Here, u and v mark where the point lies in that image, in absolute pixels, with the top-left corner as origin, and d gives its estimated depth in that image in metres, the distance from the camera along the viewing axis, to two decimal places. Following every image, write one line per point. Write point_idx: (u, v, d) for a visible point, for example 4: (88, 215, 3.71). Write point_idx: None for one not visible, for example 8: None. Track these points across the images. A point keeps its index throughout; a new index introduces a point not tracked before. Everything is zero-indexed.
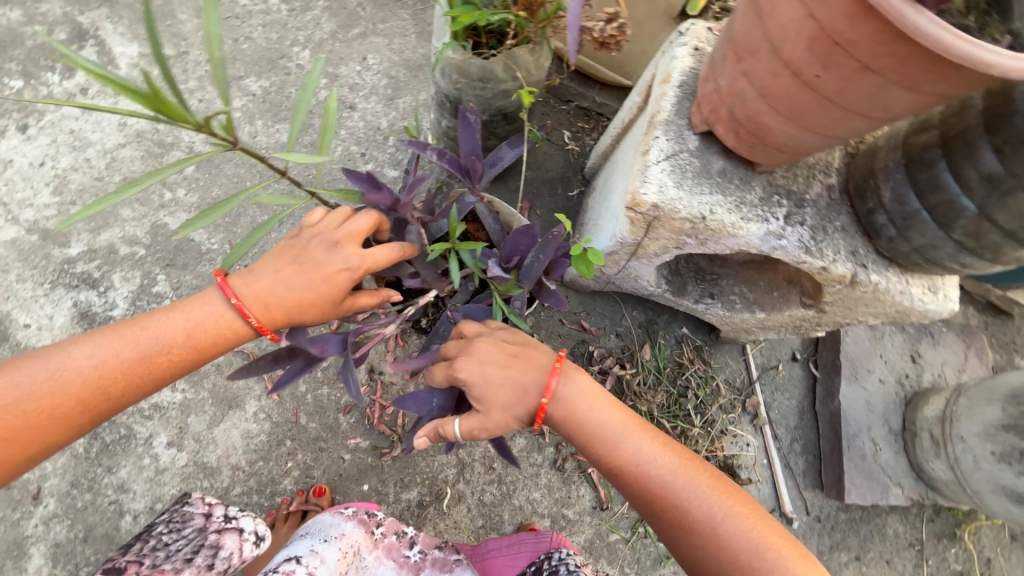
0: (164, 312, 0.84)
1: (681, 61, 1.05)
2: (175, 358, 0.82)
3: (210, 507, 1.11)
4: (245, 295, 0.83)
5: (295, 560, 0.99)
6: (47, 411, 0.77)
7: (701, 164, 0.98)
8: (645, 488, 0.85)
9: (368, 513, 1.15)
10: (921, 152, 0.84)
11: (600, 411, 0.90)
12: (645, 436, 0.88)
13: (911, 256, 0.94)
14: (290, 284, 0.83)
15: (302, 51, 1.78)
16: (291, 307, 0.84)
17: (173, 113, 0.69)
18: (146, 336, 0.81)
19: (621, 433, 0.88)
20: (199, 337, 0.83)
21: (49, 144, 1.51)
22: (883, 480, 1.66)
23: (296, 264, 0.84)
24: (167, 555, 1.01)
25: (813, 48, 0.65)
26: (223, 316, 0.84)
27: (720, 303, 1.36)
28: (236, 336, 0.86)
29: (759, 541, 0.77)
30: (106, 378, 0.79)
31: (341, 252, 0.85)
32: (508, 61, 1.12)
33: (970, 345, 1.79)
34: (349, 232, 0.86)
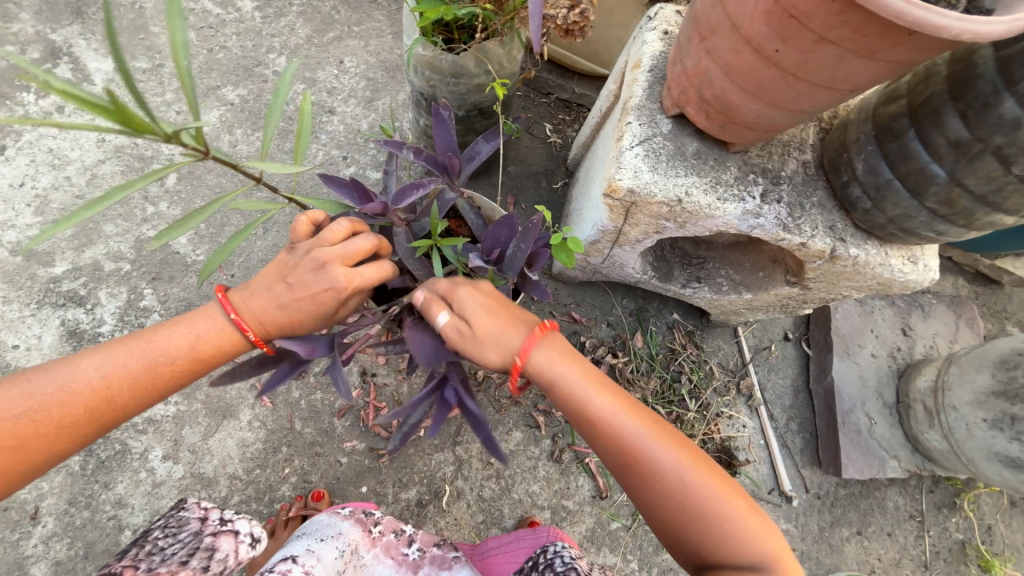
0: (169, 323, 0.84)
1: (651, 46, 1.05)
2: (182, 368, 0.82)
3: (206, 511, 1.08)
4: (244, 311, 0.85)
5: (291, 560, 0.98)
6: (52, 423, 0.75)
7: (675, 148, 0.99)
8: (615, 444, 0.81)
9: (365, 513, 1.15)
10: (890, 122, 0.85)
11: (572, 367, 0.85)
12: (617, 394, 0.84)
13: (887, 227, 0.95)
14: (282, 303, 0.84)
15: (278, 57, 1.78)
16: (284, 323, 0.86)
17: (139, 127, 0.66)
18: (153, 346, 0.81)
19: (593, 389, 0.84)
20: (203, 349, 0.83)
21: (28, 164, 1.51)
22: (880, 453, 1.66)
23: (287, 284, 0.84)
24: (162, 559, 0.95)
25: (771, 23, 0.65)
26: (226, 329, 0.85)
27: (707, 286, 1.37)
28: (238, 348, 0.86)
29: (722, 499, 0.76)
30: (112, 389, 0.78)
31: (330, 273, 0.83)
32: (479, 55, 1.12)
33: (960, 315, 1.80)
34: (339, 254, 0.83)
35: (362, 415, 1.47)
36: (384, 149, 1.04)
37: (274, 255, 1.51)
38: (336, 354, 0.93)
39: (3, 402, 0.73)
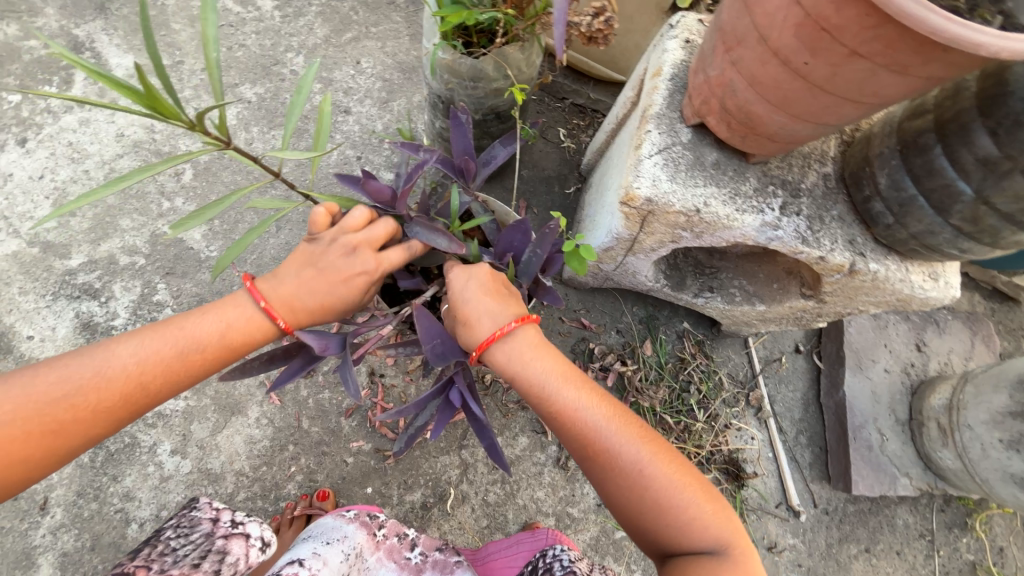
0: (200, 312, 0.83)
1: (672, 54, 1.05)
2: (213, 356, 0.81)
3: (217, 512, 1.12)
4: (272, 298, 0.84)
5: (298, 563, 0.98)
6: (88, 407, 0.74)
7: (694, 157, 0.98)
8: (579, 434, 0.85)
9: (370, 516, 1.16)
10: (916, 136, 0.84)
11: (541, 361, 0.89)
12: (583, 387, 0.89)
13: (908, 243, 0.93)
14: (313, 290, 0.85)
15: (296, 56, 1.79)
16: (315, 310, 0.86)
17: (164, 110, 0.70)
18: (186, 334, 0.80)
19: (560, 383, 0.88)
20: (233, 337, 0.82)
21: (48, 157, 1.53)
22: (891, 470, 1.64)
23: (317, 270, 0.85)
24: (175, 560, 0.99)
25: (801, 35, 0.64)
26: (256, 317, 0.84)
27: (720, 296, 1.35)
28: (268, 337, 0.85)
29: (677, 485, 0.81)
30: (146, 375, 0.77)
31: (360, 257, 0.86)
32: (499, 59, 1.12)
33: (976, 332, 1.78)
34: (367, 239, 0.87)
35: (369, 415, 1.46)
36: (400, 149, 1.03)
37: (286, 253, 1.51)
38: (348, 353, 0.93)
39: (43, 385, 0.73)
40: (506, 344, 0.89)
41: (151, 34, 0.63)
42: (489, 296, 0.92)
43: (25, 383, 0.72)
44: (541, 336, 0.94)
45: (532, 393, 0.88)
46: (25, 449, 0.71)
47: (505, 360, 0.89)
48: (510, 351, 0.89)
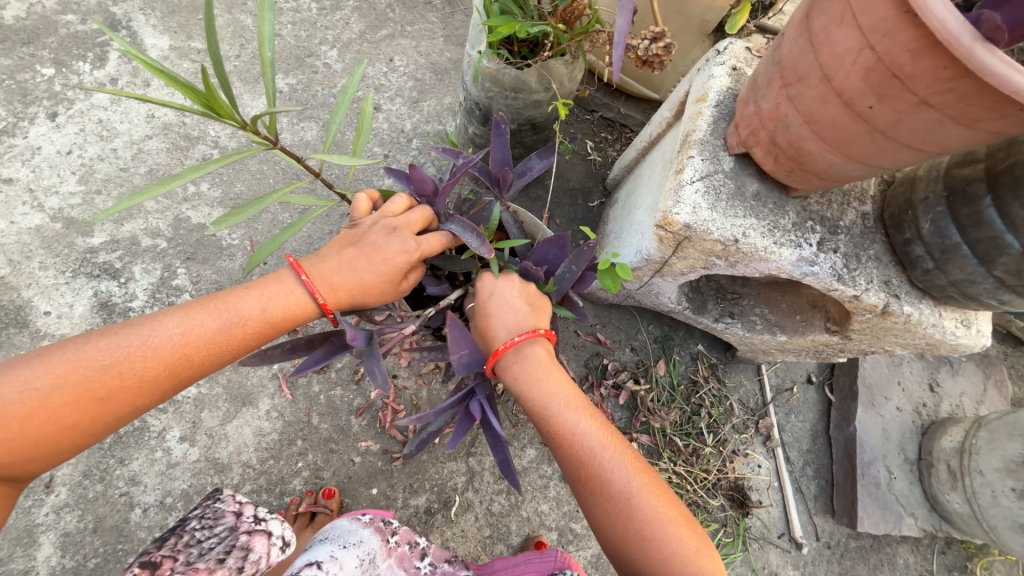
0: (244, 288, 0.82)
1: (719, 81, 1.04)
2: (255, 330, 0.80)
3: (240, 505, 1.12)
4: (314, 273, 0.84)
5: (317, 565, 1.00)
6: (135, 375, 0.73)
7: (735, 187, 0.97)
8: (574, 456, 0.85)
9: (384, 521, 1.16)
10: (965, 185, 0.83)
11: (546, 379, 0.89)
12: (584, 410, 0.88)
13: (947, 289, 0.93)
14: (353, 268, 0.85)
15: (329, 50, 1.79)
16: (354, 288, 0.85)
17: (220, 110, 0.72)
18: (230, 307, 0.79)
19: (562, 403, 0.87)
20: (275, 313, 0.81)
21: (77, 133, 1.52)
22: (897, 509, 1.63)
23: (357, 249, 0.86)
24: (201, 553, 1.02)
25: (870, 80, 0.64)
26: (298, 294, 0.83)
27: (740, 323, 1.35)
28: (308, 314, 0.84)
29: (665, 518, 0.80)
30: (191, 347, 0.76)
31: (399, 237, 0.87)
32: (543, 71, 1.12)
33: (989, 376, 1.77)
34: (406, 222, 0.89)
35: (380, 415, 1.46)
36: (442, 155, 1.01)
37: (308, 246, 1.51)
38: (375, 346, 0.91)
39: (93, 352, 0.72)
40: (514, 357, 0.91)
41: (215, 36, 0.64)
42: (506, 308, 0.94)
43: (75, 350, 0.72)
44: (550, 355, 0.94)
45: (534, 409, 0.88)
46: (73, 415, 0.71)
47: (513, 372, 0.90)
48: (518, 366, 0.90)
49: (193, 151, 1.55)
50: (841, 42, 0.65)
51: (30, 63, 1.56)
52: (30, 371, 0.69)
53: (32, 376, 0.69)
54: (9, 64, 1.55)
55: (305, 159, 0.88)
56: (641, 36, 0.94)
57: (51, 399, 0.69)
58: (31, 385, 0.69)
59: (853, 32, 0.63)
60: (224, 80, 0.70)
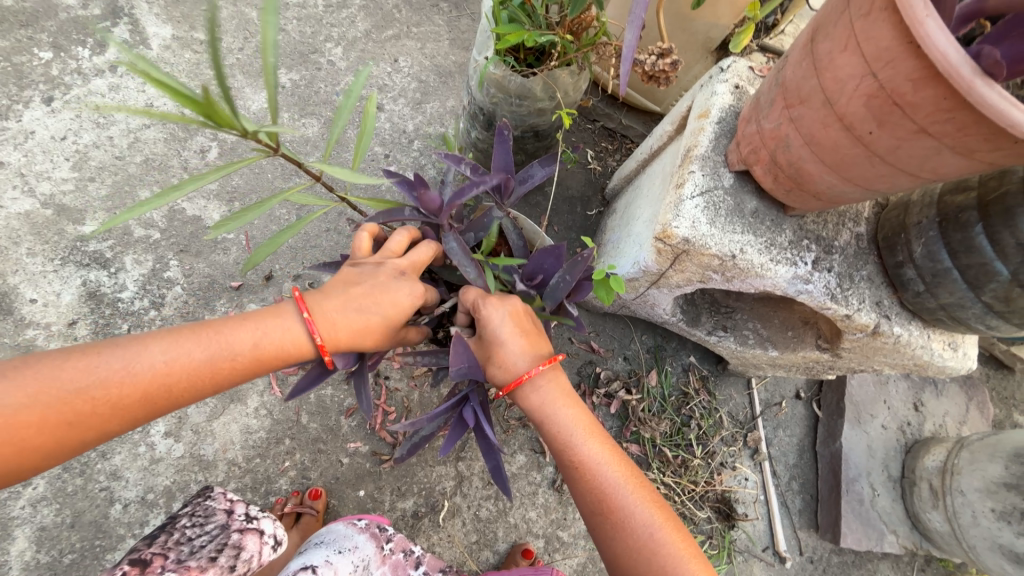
0: (239, 319, 0.79)
1: (721, 98, 1.05)
2: (242, 367, 0.77)
3: (232, 504, 1.11)
4: (315, 312, 0.81)
5: (312, 569, 1.03)
6: (108, 402, 0.71)
7: (734, 204, 0.98)
8: (591, 488, 0.85)
9: (379, 528, 1.19)
10: (957, 212, 0.85)
11: (566, 409, 0.90)
12: (601, 442, 0.89)
13: (936, 312, 0.95)
14: (358, 308, 0.83)
15: (334, 47, 1.78)
16: (358, 330, 0.82)
17: (222, 122, 0.68)
18: (219, 340, 0.76)
19: (580, 434, 0.88)
20: (266, 349, 0.78)
21: (73, 118, 1.50)
22: (879, 526, 1.65)
23: (363, 288, 0.84)
24: (192, 551, 1.00)
25: (871, 106, 0.65)
26: (295, 331, 0.80)
27: (733, 336, 1.36)
28: (302, 354, 0.81)
29: (682, 551, 0.80)
30: (171, 377, 0.74)
31: (407, 281, 0.89)
32: (548, 80, 1.13)
33: (972, 398, 1.80)
34: (412, 265, 0.92)
35: (370, 417, 1.45)
36: (443, 160, 1.00)
37: (305, 244, 1.50)
38: (370, 361, 0.95)
39: (69, 373, 0.70)
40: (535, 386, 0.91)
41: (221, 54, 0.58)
42: (511, 337, 0.91)
43: (52, 368, 0.70)
44: (567, 384, 0.95)
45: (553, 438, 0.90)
46: (38, 436, 0.69)
47: (532, 403, 0.91)
48: (539, 395, 0.91)
49: (191, 143, 1.53)
50: (844, 67, 0.66)
51: (27, 45, 1.53)
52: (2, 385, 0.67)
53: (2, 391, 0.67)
54: (5, 46, 1.52)
55: (307, 165, 0.87)
56: (649, 51, 0.96)
57: (18, 419, 0.67)
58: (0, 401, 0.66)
59: (857, 59, 0.65)
60: (227, 97, 0.65)
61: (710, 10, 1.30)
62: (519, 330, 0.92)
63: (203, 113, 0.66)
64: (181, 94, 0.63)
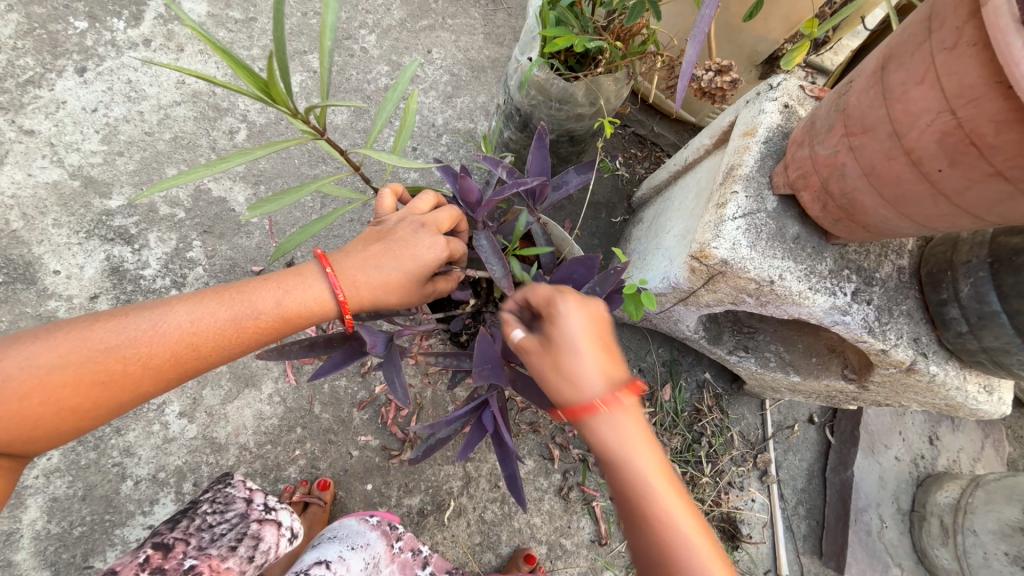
0: (262, 279, 0.77)
1: (770, 117, 1.02)
2: (267, 325, 0.75)
3: (251, 493, 1.11)
4: (340, 267, 0.78)
5: (325, 565, 1.06)
6: (139, 362, 0.70)
7: (776, 228, 0.96)
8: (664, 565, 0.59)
9: (390, 526, 1.20)
10: (1012, 254, 0.82)
11: (643, 454, 0.63)
12: (679, 489, 0.62)
13: (977, 354, 0.92)
14: (378, 264, 0.79)
15: (368, 34, 1.76)
16: (378, 286, 0.79)
17: (275, 96, 0.71)
18: (244, 298, 0.75)
19: (659, 490, 0.61)
20: (290, 307, 0.76)
21: (105, 91, 1.49)
22: (885, 559, 1.63)
23: (383, 245, 0.81)
24: (213, 539, 1.01)
25: (944, 143, 0.63)
26: (318, 289, 0.77)
27: (754, 357, 1.34)
28: (325, 312, 0.78)
29: None
30: (198, 336, 0.72)
31: (428, 234, 0.84)
32: (592, 86, 1.10)
33: (988, 435, 1.77)
34: (434, 220, 0.86)
35: (382, 411, 1.44)
36: (480, 160, 0.96)
37: (328, 233, 1.48)
38: (393, 351, 0.92)
39: (99, 334, 0.69)
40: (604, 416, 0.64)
41: (281, 25, 0.63)
42: (586, 348, 0.68)
43: (82, 330, 0.69)
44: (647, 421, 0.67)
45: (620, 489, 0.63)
46: (73, 398, 0.68)
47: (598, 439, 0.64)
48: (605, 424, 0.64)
49: (221, 123, 1.52)
50: (918, 101, 0.64)
51: (63, 13, 1.52)
52: (35, 348, 0.67)
53: (35, 353, 0.66)
54: (42, 13, 1.51)
55: (347, 152, 0.88)
56: (707, 67, 1.01)
57: (52, 379, 0.67)
58: (34, 362, 0.66)
59: (933, 93, 0.62)
60: (283, 65, 0.69)
61: (761, 23, 1.26)
62: (597, 341, 0.70)
63: (260, 89, 0.71)
64: (242, 68, 0.68)
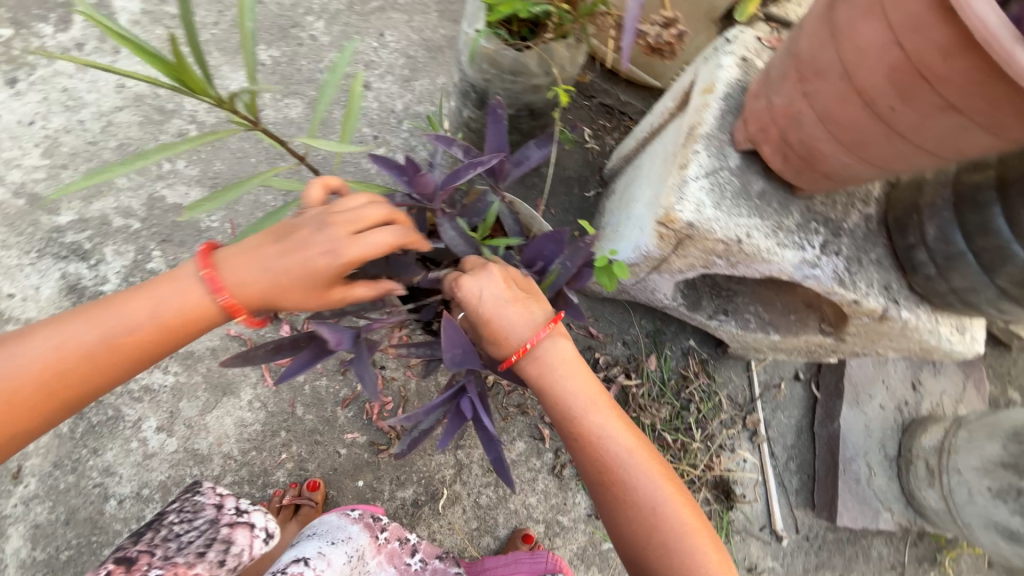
0: (133, 291, 0.73)
1: (727, 71, 0.99)
2: (144, 340, 0.71)
3: (221, 498, 1.10)
4: (216, 269, 0.73)
5: (304, 562, 1.04)
6: (10, 397, 0.68)
7: (740, 185, 0.94)
8: (599, 461, 0.81)
9: (373, 518, 1.20)
10: (974, 191, 0.81)
11: (575, 381, 0.84)
12: (589, 382, 0.85)
13: (947, 296, 0.92)
14: (268, 266, 0.73)
15: (316, 20, 1.68)
16: (267, 287, 0.73)
17: (193, 84, 0.70)
18: (111, 315, 0.71)
19: (592, 408, 0.83)
20: (165, 317, 0.72)
21: (40, 101, 1.41)
22: (874, 504, 1.67)
23: (280, 244, 0.73)
24: (179, 547, 1.00)
25: (895, 79, 0.61)
26: (194, 292, 0.73)
27: (734, 320, 1.32)
28: (208, 317, 0.74)
29: (686, 529, 0.78)
30: (70, 361, 0.69)
31: (329, 234, 0.72)
32: (544, 55, 1.06)
33: (969, 375, 1.79)
34: (343, 218, 0.73)
35: (367, 407, 1.42)
36: (433, 141, 0.92)
37: None
38: (362, 347, 0.90)
39: None
40: (537, 355, 0.84)
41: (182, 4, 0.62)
42: (504, 307, 0.82)
43: None
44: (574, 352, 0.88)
45: (560, 412, 0.83)
46: None
47: (534, 374, 0.84)
48: (542, 362, 0.84)
49: (168, 125, 1.45)
50: (866, 36, 0.62)
51: None
52: None
53: None
54: None
55: (288, 142, 0.85)
56: (653, 22, 0.96)
57: None
58: None
59: (881, 27, 0.60)
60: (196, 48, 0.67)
61: None
62: (513, 293, 0.84)
63: (176, 78, 0.69)
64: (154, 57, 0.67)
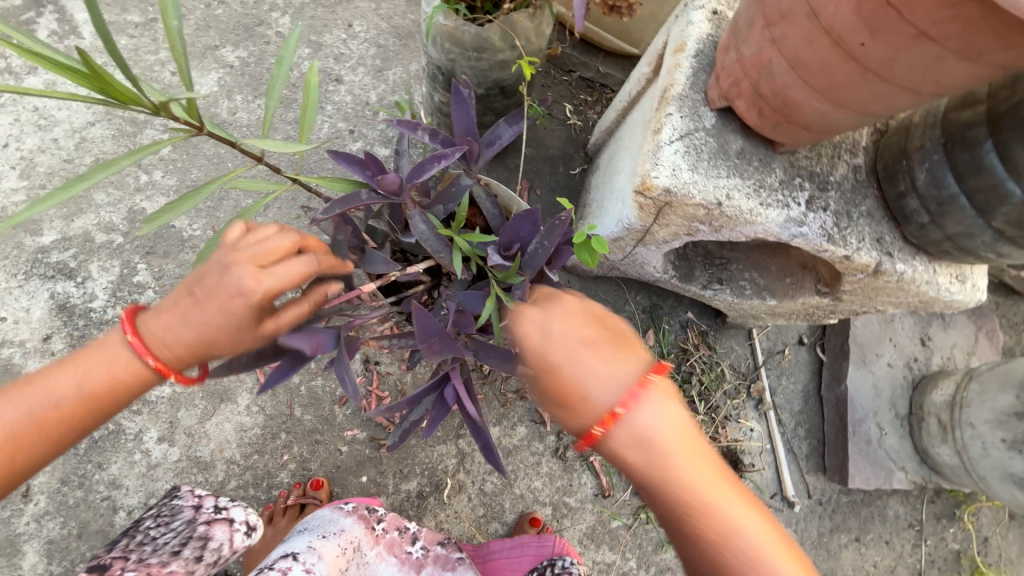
0: (57, 364, 0.71)
1: (698, 27, 0.95)
2: (71, 412, 0.69)
3: (199, 499, 1.13)
4: (140, 330, 0.71)
5: (292, 557, 1.03)
6: None
7: (718, 145, 0.90)
8: (722, 551, 0.63)
9: (367, 509, 1.20)
10: (964, 130, 0.76)
11: (685, 453, 0.64)
12: (704, 448, 0.65)
13: (943, 244, 0.88)
14: (187, 320, 0.69)
15: (281, 16, 1.65)
16: (194, 340, 0.69)
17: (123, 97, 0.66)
18: (34, 391, 0.68)
19: (707, 484, 0.64)
20: (94, 386, 0.69)
21: (12, 123, 1.41)
22: (887, 464, 1.64)
23: (191, 295, 0.69)
24: (155, 548, 1.02)
25: (861, 12, 0.57)
26: (123, 357, 0.71)
27: (728, 288, 1.28)
28: (140, 379, 0.72)
29: None
30: None
31: (235, 272, 0.67)
32: (506, 28, 1.02)
33: (981, 327, 1.74)
34: (246, 253, 0.68)
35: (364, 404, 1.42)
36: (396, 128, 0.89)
37: None
38: (343, 347, 0.88)
39: None
40: (635, 423, 0.63)
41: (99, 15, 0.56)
42: (587, 361, 0.65)
43: None
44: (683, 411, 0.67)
45: (666, 493, 0.64)
46: None
47: (635, 449, 0.64)
48: (642, 432, 0.63)
49: (141, 137, 1.44)
50: None
51: None
52: None
53: None
54: None
55: (239, 144, 0.82)
56: None
57: None
58: None
59: None
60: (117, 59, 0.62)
61: None
62: (597, 341, 0.67)
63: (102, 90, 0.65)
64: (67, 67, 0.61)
